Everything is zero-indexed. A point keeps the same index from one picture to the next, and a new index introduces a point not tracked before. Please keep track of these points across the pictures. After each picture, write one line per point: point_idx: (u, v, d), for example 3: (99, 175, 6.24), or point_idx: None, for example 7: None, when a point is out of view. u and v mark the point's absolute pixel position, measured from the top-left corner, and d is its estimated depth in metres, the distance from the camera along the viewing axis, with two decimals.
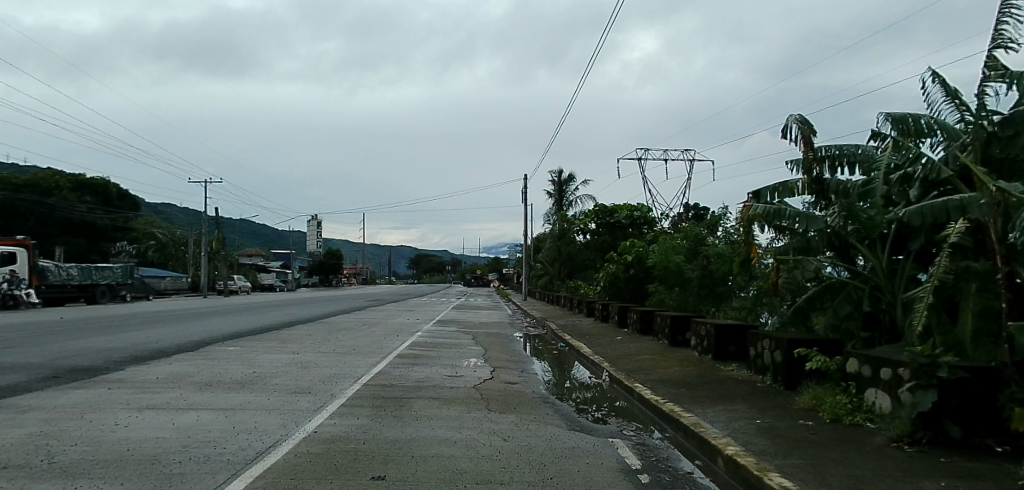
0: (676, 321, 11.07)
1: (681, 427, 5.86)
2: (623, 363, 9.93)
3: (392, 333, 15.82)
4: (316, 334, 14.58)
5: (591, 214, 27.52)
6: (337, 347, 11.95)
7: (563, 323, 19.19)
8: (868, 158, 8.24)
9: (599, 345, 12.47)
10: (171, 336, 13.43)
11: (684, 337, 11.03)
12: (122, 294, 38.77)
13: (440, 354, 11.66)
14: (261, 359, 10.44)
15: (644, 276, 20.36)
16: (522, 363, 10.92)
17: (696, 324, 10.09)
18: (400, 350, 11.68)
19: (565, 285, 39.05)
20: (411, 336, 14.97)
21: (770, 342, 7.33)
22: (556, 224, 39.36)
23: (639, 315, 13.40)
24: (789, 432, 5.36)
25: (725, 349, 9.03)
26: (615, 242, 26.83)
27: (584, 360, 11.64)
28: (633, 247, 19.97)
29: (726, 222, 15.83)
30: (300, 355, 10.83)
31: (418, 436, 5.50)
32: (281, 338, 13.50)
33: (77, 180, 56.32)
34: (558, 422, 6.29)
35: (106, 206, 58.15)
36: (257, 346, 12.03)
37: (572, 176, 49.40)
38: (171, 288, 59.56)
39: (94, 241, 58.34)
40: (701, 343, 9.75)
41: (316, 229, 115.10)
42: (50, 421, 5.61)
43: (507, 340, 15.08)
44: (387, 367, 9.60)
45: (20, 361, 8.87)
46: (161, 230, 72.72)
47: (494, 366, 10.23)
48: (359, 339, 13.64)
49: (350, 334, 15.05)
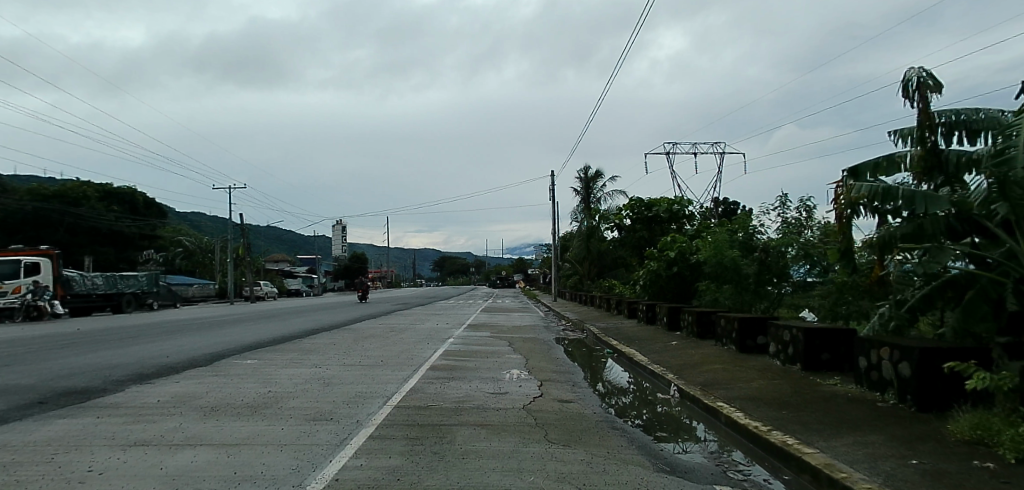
0: (745, 323, 9.67)
1: (808, 469, 4.48)
2: (693, 374, 8.52)
3: (421, 340, 14.66)
4: (340, 343, 13.47)
5: (626, 209, 26.02)
6: (363, 359, 10.80)
7: (605, 325, 17.80)
8: (996, 123, 6.79)
9: (653, 352, 11.08)
10: (186, 348, 12.51)
11: (756, 342, 9.61)
12: (149, 302, 38.59)
13: (477, 364, 10.45)
14: (279, 375, 9.34)
15: (689, 273, 18.90)
16: (570, 374, 9.59)
17: (774, 328, 8.70)
18: (432, 361, 10.45)
19: (597, 285, 37.63)
20: (443, 344, 13.77)
21: (892, 352, 5.87)
22: (585, 221, 37.90)
23: (695, 316, 11.94)
24: (972, 480, 3.92)
25: (818, 357, 7.61)
26: (653, 237, 25.31)
27: (638, 369, 10.24)
28: (677, 243, 18.48)
29: (786, 210, 14.23)
30: (321, 369, 9.71)
31: (470, 484, 4.24)
32: (302, 348, 12.43)
33: (105, 190, 56.68)
34: (640, 460, 4.98)
35: (133, 215, 58.62)
36: (276, 359, 10.98)
37: (600, 172, 47.93)
38: (199, 295, 59.88)
39: (122, 249, 59.06)
40: (783, 350, 8.31)
41: (341, 233, 115.43)
42: (9, 468, 4.50)
43: (546, 346, 13.81)
44: (420, 383, 8.42)
45: (10, 383, 7.91)
46: (188, 237, 73.24)
47: (541, 379, 8.96)
48: (386, 349, 12.49)
49: (377, 342, 13.90)
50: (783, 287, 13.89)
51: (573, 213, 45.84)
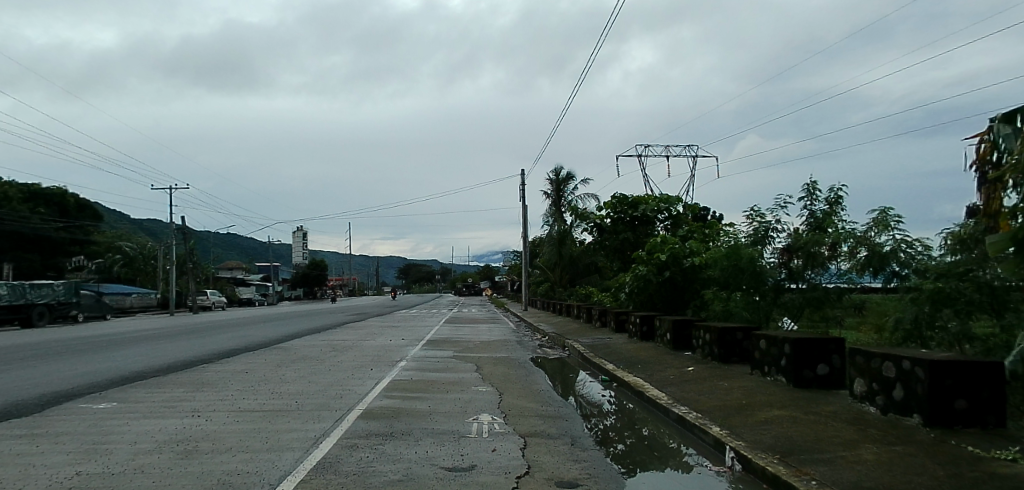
0: (800, 347, 7.15)
1: None
2: (752, 430, 5.67)
3: (365, 365, 11.51)
4: (254, 372, 10.19)
5: (606, 208, 23.43)
6: (272, 401, 7.64)
7: (590, 341, 14.96)
8: None
9: (669, 384, 8.30)
10: (30, 384, 9.01)
11: (815, 372, 7.10)
12: (71, 313, 34.15)
13: (432, 405, 7.50)
14: (126, 430, 6.09)
15: (683, 279, 16.46)
16: (563, 423, 6.69)
17: (857, 358, 6.11)
18: (369, 404, 7.36)
19: (570, 293, 34.95)
20: (392, 370, 10.67)
21: None
22: (556, 224, 35.60)
23: (715, 335, 9.29)
24: None
25: (949, 406, 5.03)
26: (636, 240, 22.87)
27: (655, 410, 7.40)
28: (669, 244, 15.81)
29: (815, 202, 11.78)
30: (198, 421, 6.49)
31: None
32: (195, 381, 9.14)
33: (28, 190, 50.89)
34: None
35: (62, 218, 53.25)
36: (147, 398, 7.70)
37: (571, 174, 45.40)
38: (138, 306, 55.08)
39: (48, 256, 53.44)
40: (880, 391, 5.71)
41: (300, 239, 110.42)
42: None
43: (524, 372, 10.94)
44: (338, 450, 5.37)
45: None
46: (128, 243, 67.71)
47: (524, 436, 6.03)
48: (312, 381, 9.33)
49: (305, 369, 10.68)
50: (791, 283, 11.88)
51: (544, 217, 43.07)
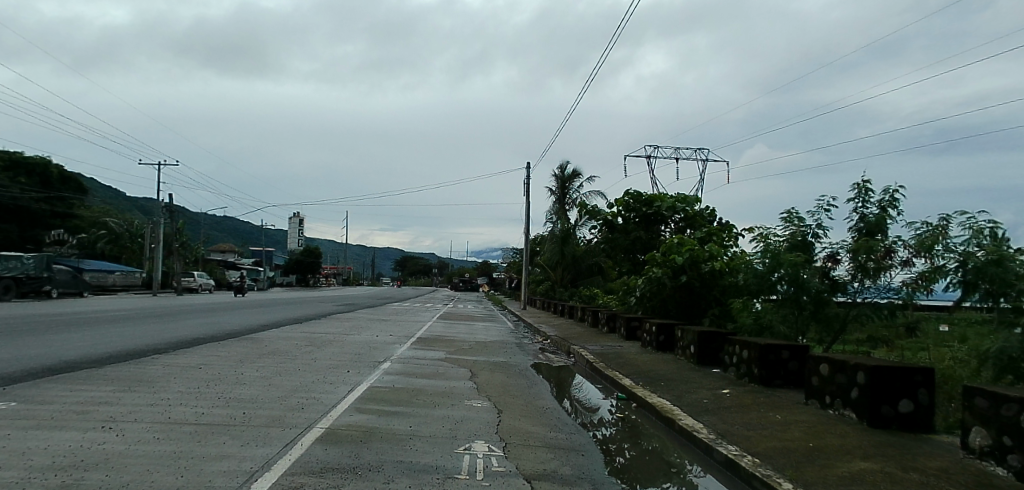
0: (879, 378, 5.65)
1: None
2: None
3: (341, 365, 9.98)
4: (209, 368, 8.64)
5: (617, 205, 21.97)
6: (213, 410, 6.08)
7: (599, 349, 13.50)
8: None
9: (706, 411, 6.79)
10: None
11: (898, 408, 5.62)
12: (46, 289, 32.75)
13: (412, 426, 5.97)
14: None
15: (701, 286, 14.98)
16: (579, 461, 5.16)
17: (976, 401, 4.60)
18: (334, 422, 5.83)
19: (571, 294, 33.65)
20: (371, 374, 9.13)
21: None
22: (559, 222, 34.23)
23: (756, 353, 7.81)
24: None
25: None
26: (647, 240, 21.48)
27: (694, 447, 5.84)
28: (688, 245, 14.27)
29: (865, 205, 10.33)
30: (104, 436, 4.93)
31: None
32: (132, 377, 7.60)
33: (9, 158, 49.17)
34: None
35: (44, 190, 51.60)
36: (59, 399, 6.15)
37: (577, 171, 43.87)
38: (121, 284, 53.45)
39: (29, 227, 51.87)
40: (1015, 448, 4.20)
41: (297, 225, 108.89)
42: None
43: (525, 383, 9.42)
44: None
45: None
46: (115, 219, 66.03)
47: (529, 480, 4.51)
48: (273, 383, 7.78)
49: (270, 367, 9.15)
50: (833, 295, 10.45)
51: (547, 214, 41.62)
